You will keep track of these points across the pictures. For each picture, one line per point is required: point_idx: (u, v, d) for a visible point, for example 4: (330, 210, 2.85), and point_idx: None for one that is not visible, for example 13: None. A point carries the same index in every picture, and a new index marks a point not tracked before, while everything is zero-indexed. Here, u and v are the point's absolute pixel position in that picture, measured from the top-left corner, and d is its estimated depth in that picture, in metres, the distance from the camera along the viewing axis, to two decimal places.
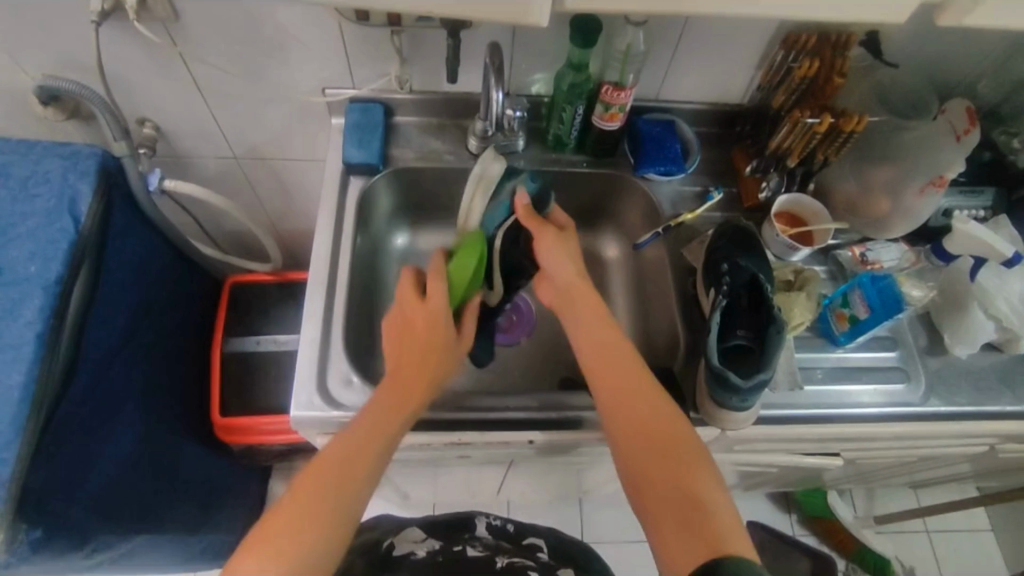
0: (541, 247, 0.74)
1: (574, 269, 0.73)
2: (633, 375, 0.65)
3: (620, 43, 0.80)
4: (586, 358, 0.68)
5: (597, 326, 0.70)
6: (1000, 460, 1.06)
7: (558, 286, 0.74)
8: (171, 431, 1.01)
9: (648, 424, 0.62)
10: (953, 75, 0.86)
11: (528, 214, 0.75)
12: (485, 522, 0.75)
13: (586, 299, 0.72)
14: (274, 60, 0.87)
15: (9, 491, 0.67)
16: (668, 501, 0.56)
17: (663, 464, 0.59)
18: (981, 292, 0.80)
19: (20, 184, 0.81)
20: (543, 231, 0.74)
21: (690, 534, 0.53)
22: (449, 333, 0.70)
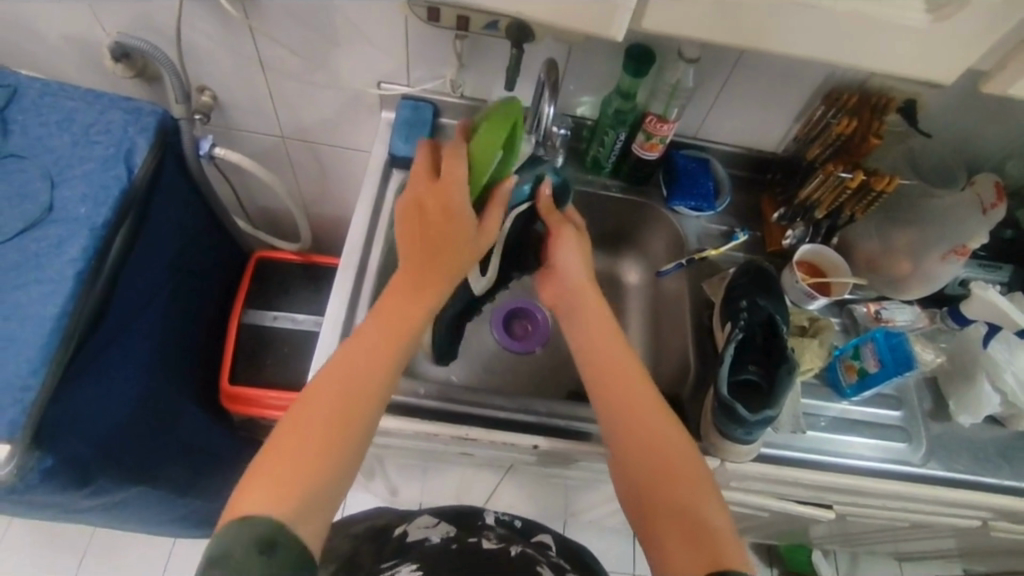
0: (556, 244, 0.78)
1: (584, 267, 0.78)
2: (640, 391, 0.67)
3: (670, 76, 0.84)
4: (590, 367, 0.70)
5: (599, 336, 0.72)
6: (990, 539, 1.06)
7: (564, 285, 0.78)
8: (180, 390, 1.03)
9: (653, 439, 0.63)
10: (983, 151, 0.89)
11: (549, 208, 0.80)
12: (493, 515, 0.78)
13: (587, 303, 0.75)
14: (338, 49, 0.91)
15: (27, 417, 0.70)
16: (673, 515, 0.58)
17: (663, 482, 0.60)
18: (991, 364, 0.81)
19: (82, 131, 0.85)
20: (562, 231, 0.78)
21: (693, 547, 0.55)
22: (469, 222, 0.68)
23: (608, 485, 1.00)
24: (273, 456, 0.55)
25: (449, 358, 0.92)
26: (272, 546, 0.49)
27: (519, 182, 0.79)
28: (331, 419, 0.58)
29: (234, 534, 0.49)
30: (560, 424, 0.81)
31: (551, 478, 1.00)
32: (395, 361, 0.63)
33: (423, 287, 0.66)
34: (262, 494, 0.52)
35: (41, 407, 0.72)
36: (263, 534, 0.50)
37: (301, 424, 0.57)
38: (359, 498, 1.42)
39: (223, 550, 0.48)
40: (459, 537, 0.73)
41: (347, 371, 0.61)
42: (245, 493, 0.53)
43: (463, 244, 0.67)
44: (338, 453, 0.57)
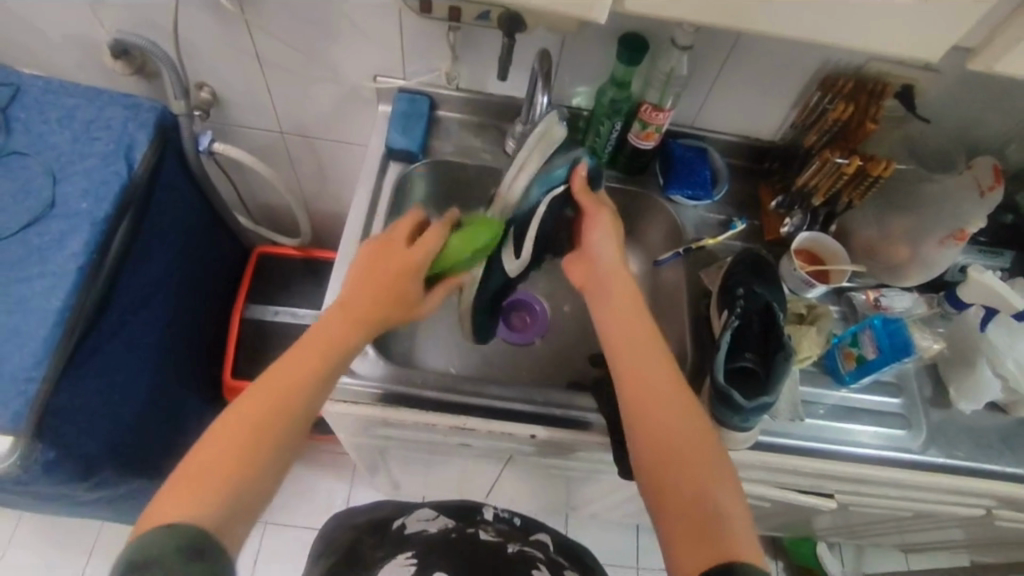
0: (592, 226, 0.76)
1: (617, 251, 0.75)
2: (660, 374, 0.66)
3: (664, 64, 0.84)
4: (614, 351, 0.69)
5: (625, 317, 0.70)
6: (995, 528, 1.05)
7: (598, 270, 0.75)
8: (182, 384, 1.04)
9: (670, 424, 0.63)
10: (983, 136, 0.88)
11: (583, 191, 0.76)
12: (492, 512, 0.74)
13: (619, 286, 0.73)
14: (334, 43, 0.91)
15: (31, 407, 0.71)
16: (682, 505, 0.58)
17: (679, 469, 0.60)
18: (990, 348, 0.81)
19: (83, 127, 0.86)
20: (597, 213, 0.76)
21: (703, 540, 0.55)
22: (413, 292, 0.70)
23: (607, 477, 1.00)
24: (198, 463, 0.56)
25: (447, 350, 0.92)
26: (199, 556, 0.50)
27: (553, 167, 0.76)
28: (268, 425, 0.58)
29: (159, 540, 0.49)
30: (557, 414, 0.81)
31: (550, 469, 1.00)
32: (336, 365, 0.64)
33: (372, 299, 0.67)
34: (182, 502, 0.53)
35: (45, 398, 0.73)
36: (193, 541, 0.50)
37: (231, 427, 0.57)
38: (361, 493, 1.43)
39: (146, 559, 0.48)
40: (458, 527, 0.73)
41: (287, 375, 0.61)
42: (161, 501, 0.53)
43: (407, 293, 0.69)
44: (267, 456, 0.58)
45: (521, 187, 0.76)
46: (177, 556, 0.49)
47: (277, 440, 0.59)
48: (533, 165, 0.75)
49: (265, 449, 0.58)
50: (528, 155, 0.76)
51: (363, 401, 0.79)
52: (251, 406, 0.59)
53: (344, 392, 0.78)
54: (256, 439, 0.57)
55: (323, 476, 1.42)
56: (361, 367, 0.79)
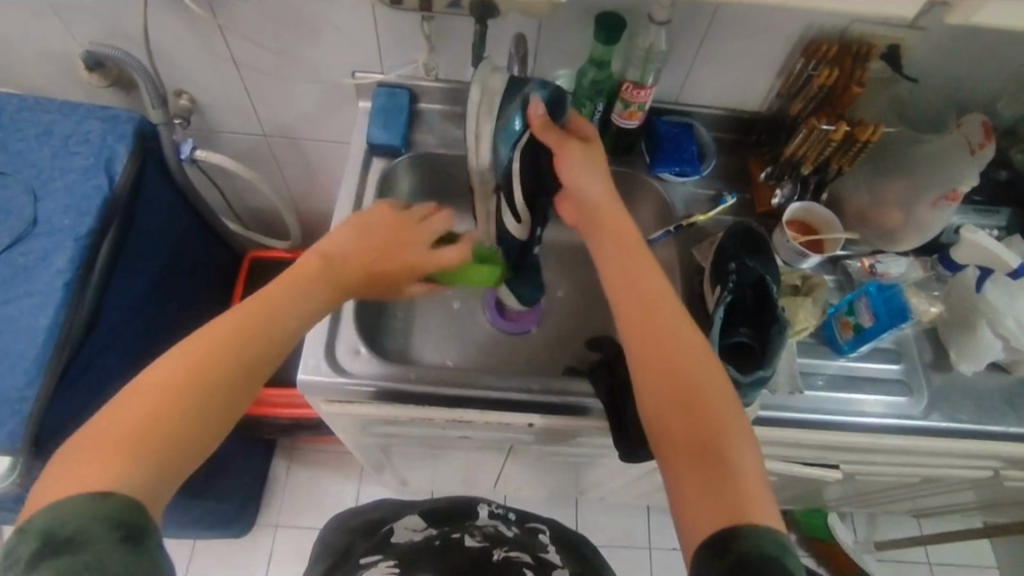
0: (564, 160, 0.71)
1: (600, 185, 0.71)
2: (666, 316, 0.62)
3: (642, 42, 0.82)
4: (619, 294, 0.64)
5: (626, 260, 0.66)
6: (1004, 489, 1.04)
7: (586, 207, 0.71)
8: None
9: (683, 370, 0.58)
10: (974, 93, 0.87)
11: (545, 126, 0.71)
12: (487, 510, 0.74)
13: (617, 223, 0.69)
14: (308, 40, 0.90)
15: (26, 426, 0.72)
16: (693, 456, 0.54)
17: (691, 420, 0.56)
18: (990, 309, 0.80)
19: (61, 142, 0.86)
20: (568, 147, 0.72)
21: (713, 496, 0.52)
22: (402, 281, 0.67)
23: (610, 460, 1.00)
24: (129, 420, 0.49)
25: (442, 342, 0.92)
26: (133, 535, 0.44)
27: (508, 118, 0.71)
28: (216, 374, 0.52)
29: (85, 508, 0.43)
30: (553, 401, 0.80)
31: (553, 457, 1.00)
32: (297, 305, 0.59)
33: (360, 259, 0.64)
34: (109, 465, 0.46)
35: (40, 416, 0.74)
36: (125, 515, 0.44)
37: (166, 379, 0.51)
38: (370, 490, 1.43)
39: (67, 536, 0.42)
40: (442, 533, 0.69)
41: (245, 319, 0.56)
42: (83, 462, 0.46)
43: (393, 292, 0.68)
44: (215, 410, 0.52)
45: (487, 151, 0.72)
46: (105, 537, 0.43)
47: (228, 390, 0.53)
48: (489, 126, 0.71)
49: (199, 402, 0.51)
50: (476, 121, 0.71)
51: (358, 400, 0.79)
52: (196, 357, 0.53)
53: (340, 392, 0.78)
54: (198, 392, 0.51)
55: (332, 476, 1.43)
56: (355, 365, 0.78)
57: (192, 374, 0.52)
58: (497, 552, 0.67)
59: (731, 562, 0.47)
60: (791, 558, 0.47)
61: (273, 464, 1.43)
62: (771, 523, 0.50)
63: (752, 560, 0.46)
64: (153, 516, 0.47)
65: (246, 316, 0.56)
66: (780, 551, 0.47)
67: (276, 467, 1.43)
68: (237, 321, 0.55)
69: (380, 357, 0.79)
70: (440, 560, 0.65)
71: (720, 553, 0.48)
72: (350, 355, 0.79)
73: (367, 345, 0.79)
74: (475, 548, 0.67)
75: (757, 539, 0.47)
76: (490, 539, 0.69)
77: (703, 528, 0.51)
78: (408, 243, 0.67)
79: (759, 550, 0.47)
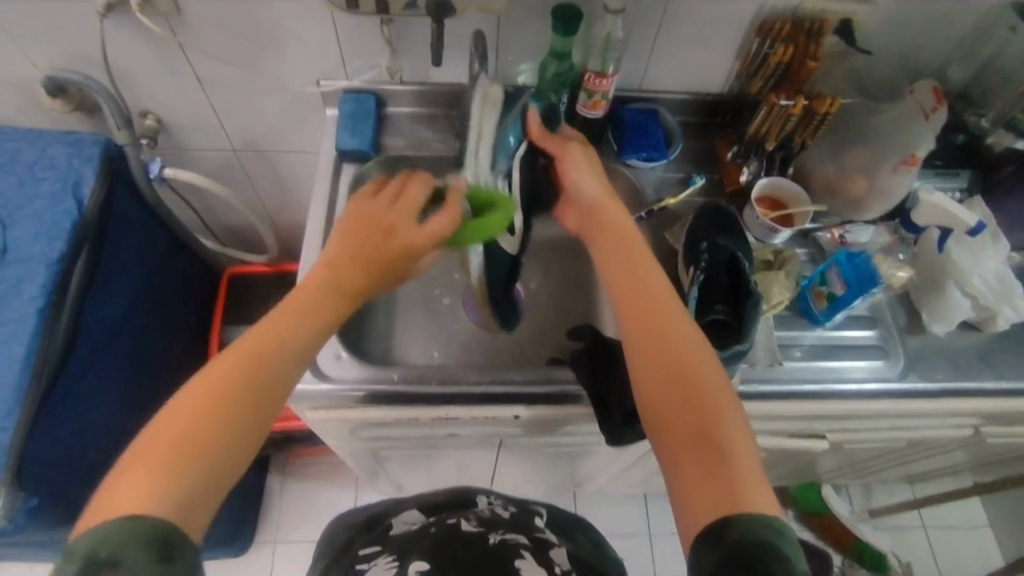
0: (568, 164, 0.75)
1: (599, 182, 0.74)
2: (666, 310, 0.61)
3: (599, 31, 0.83)
4: (616, 290, 0.65)
5: (621, 260, 0.66)
6: (989, 447, 1.06)
7: (586, 208, 0.72)
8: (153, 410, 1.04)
9: (677, 357, 0.58)
10: (926, 60, 0.90)
11: (544, 136, 0.77)
12: (485, 500, 0.73)
13: (613, 226, 0.69)
14: (268, 50, 0.90)
15: (7, 457, 0.72)
16: (688, 443, 0.53)
17: (686, 408, 0.55)
18: (958, 270, 0.81)
19: (26, 169, 0.85)
20: (567, 152, 0.75)
21: (712, 482, 0.51)
22: (410, 235, 0.64)
23: (602, 449, 1.01)
24: (158, 443, 0.48)
25: (425, 343, 0.92)
26: (169, 557, 0.43)
27: (505, 129, 0.76)
28: (237, 396, 0.52)
29: (127, 532, 0.43)
30: (540, 391, 0.80)
31: (545, 449, 1.00)
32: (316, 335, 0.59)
33: (354, 244, 0.64)
34: (143, 492, 0.45)
35: (21, 445, 0.73)
36: (164, 537, 0.44)
37: (187, 405, 0.50)
38: (369, 499, 1.43)
39: (107, 555, 0.41)
40: (438, 521, 0.66)
41: (260, 342, 0.56)
42: (120, 484, 0.46)
43: (406, 273, 0.66)
44: (237, 436, 0.51)
45: (487, 160, 0.75)
46: (142, 561, 0.42)
47: (247, 417, 0.52)
48: (489, 134, 0.75)
49: (219, 428, 0.50)
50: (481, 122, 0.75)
51: (343, 405, 0.79)
52: (222, 382, 0.52)
53: (325, 399, 0.78)
54: (208, 419, 0.50)
55: (328, 487, 1.43)
56: (337, 370, 0.78)
57: (218, 400, 0.51)
58: (493, 535, 0.63)
59: (722, 548, 0.46)
60: (787, 545, 0.46)
61: (268, 482, 1.42)
62: (768, 510, 0.49)
63: (746, 546, 0.45)
64: (191, 533, 0.46)
65: (270, 341, 0.56)
66: (773, 537, 0.46)
67: (272, 485, 1.42)
68: (249, 346, 0.55)
69: (362, 360, 0.80)
70: (441, 543, 0.61)
71: (711, 539, 0.47)
72: (332, 361, 0.79)
73: (349, 349, 0.80)
74: (471, 531, 0.63)
75: (751, 526, 0.47)
76: (486, 522, 0.66)
77: (699, 515, 0.50)
78: (394, 224, 0.65)
79: (754, 537, 0.46)
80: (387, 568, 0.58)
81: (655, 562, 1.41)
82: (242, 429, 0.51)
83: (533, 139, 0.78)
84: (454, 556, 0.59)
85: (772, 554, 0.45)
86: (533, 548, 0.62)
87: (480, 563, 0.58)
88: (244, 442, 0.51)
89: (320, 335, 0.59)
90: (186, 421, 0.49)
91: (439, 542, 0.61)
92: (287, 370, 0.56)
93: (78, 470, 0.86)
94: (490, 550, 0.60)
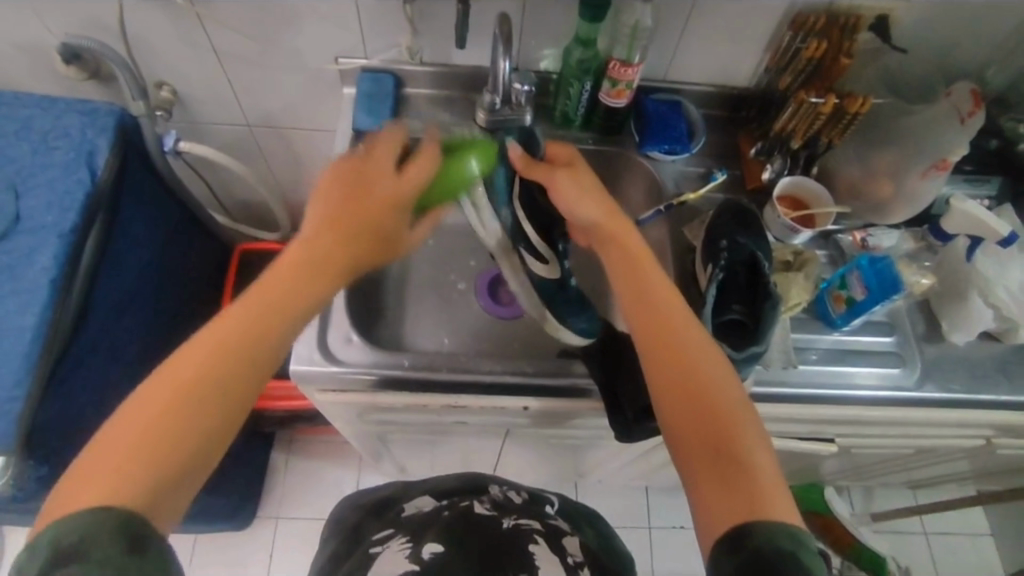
0: (556, 195, 0.70)
1: (596, 202, 0.69)
2: (677, 314, 0.61)
3: (628, 19, 0.80)
4: (626, 293, 0.64)
5: (628, 259, 0.65)
6: (998, 458, 1.05)
7: (586, 226, 0.69)
8: None
9: (693, 368, 0.57)
10: (962, 62, 0.87)
11: (528, 164, 0.73)
12: (499, 487, 0.72)
13: (620, 225, 0.68)
14: (286, 25, 0.88)
15: (16, 426, 0.72)
16: (705, 452, 0.53)
17: (699, 418, 0.54)
18: (981, 279, 0.80)
19: (40, 138, 0.84)
20: (556, 176, 0.71)
21: (728, 491, 0.50)
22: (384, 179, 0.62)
23: (608, 442, 1.00)
24: (123, 434, 0.46)
25: (436, 329, 0.91)
26: (138, 548, 0.42)
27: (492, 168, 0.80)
28: (217, 377, 0.49)
29: (89, 524, 0.41)
30: (550, 382, 0.80)
31: (551, 440, 1.00)
32: (297, 312, 0.54)
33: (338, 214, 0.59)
34: (102, 481, 0.44)
35: (31, 415, 0.74)
36: (126, 529, 0.42)
37: (149, 408, 0.47)
38: (372, 480, 1.44)
39: (73, 545, 0.41)
40: (454, 505, 0.65)
41: (243, 324, 0.52)
42: (83, 477, 0.44)
43: (393, 238, 0.63)
44: (214, 422, 0.49)
45: (489, 216, 0.80)
46: (110, 547, 0.41)
47: (225, 402, 0.49)
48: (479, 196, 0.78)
49: (200, 421, 0.48)
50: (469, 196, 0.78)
51: (352, 389, 0.79)
52: (190, 376, 0.49)
53: (334, 382, 0.77)
54: (179, 406, 0.48)
55: (330, 465, 1.43)
56: (348, 353, 0.78)
57: (189, 387, 0.48)
58: (506, 520, 0.63)
59: (744, 558, 0.46)
60: (807, 553, 0.45)
61: (272, 458, 1.43)
62: (787, 519, 0.48)
63: (764, 555, 0.45)
64: (156, 523, 0.45)
65: (241, 315, 0.52)
66: (794, 545, 0.46)
67: (275, 461, 1.43)
68: (222, 331, 0.51)
69: (373, 345, 0.79)
70: (455, 528, 0.60)
71: (733, 549, 0.47)
72: (342, 345, 0.78)
73: (359, 333, 0.79)
74: (486, 515, 0.64)
75: (770, 535, 0.46)
76: (499, 506, 0.66)
77: (718, 523, 0.49)
78: (371, 177, 0.62)
79: (774, 546, 0.45)
80: (400, 556, 0.58)
81: (653, 553, 1.42)
82: (218, 412, 0.49)
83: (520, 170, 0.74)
84: (468, 545, 0.58)
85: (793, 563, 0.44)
86: (546, 533, 0.62)
87: (494, 547, 0.58)
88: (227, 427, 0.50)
89: (303, 316, 0.55)
90: (158, 410, 0.47)
91: (453, 527, 0.60)
92: (273, 351, 0.53)
93: (86, 440, 0.86)
94: (506, 534, 0.60)
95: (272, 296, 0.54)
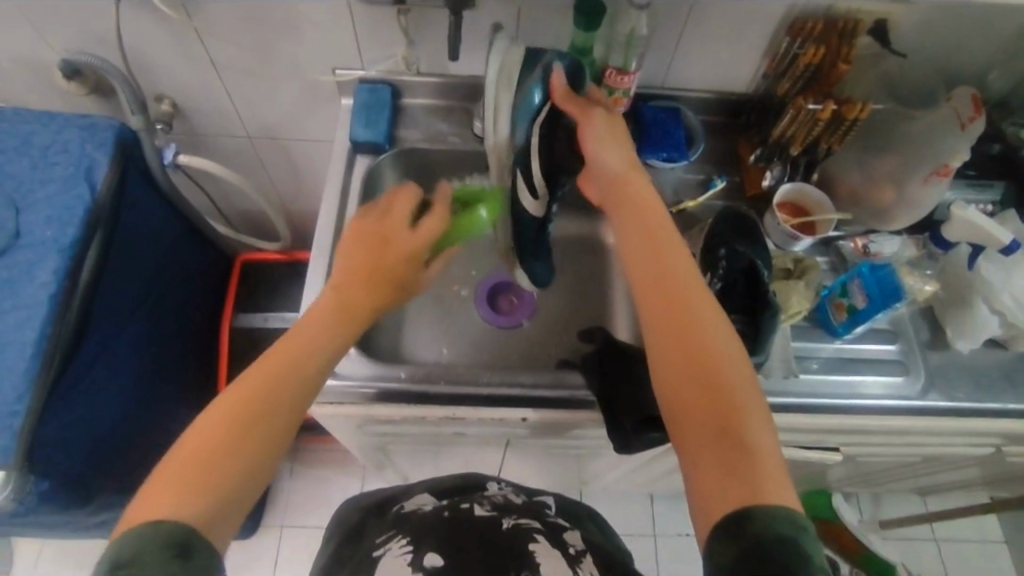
0: (585, 129, 0.69)
1: (620, 157, 0.68)
2: (688, 289, 0.59)
3: (624, 27, 0.80)
4: (636, 265, 0.62)
5: (638, 231, 0.63)
6: (1007, 465, 1.04)
7: (608, 178, 0.68)
8: (165, 397, 1.05)
9: (702, 349, 0.56)
10: (964, 66, 0.86)
11: (567, 97, 0.70)
12: (497, 486, 0.72)
13: (636, 193, 0.66)
14: (283, 37, 0.88)
15: (17, 441, 0.72)
16: (708, 435, 0.52)
17: (704, 399, 0.53)
18: (986, 288, 0.78)
19: (40, 153, 0.84)
20: (589, 119, 0.69)
21: (730, 475, 0.50)
22: (403, 242, 0.67)
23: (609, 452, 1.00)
24: (186, 452, 0.49)
25: (435, 339, 0.91)
26: (187, 553, 0.44)
27: (526, 91, 0.72)
28: (262, 402, 0.53)
29: (148, 536, 0.43)
30: (548, 393, 0.80)
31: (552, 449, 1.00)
32: (330, 354, 0.59)
33: (362, 262, 0.65)
34: (164, 497, 0.47)
35: (31, 430, 0.74)
36: (180, 537, 0.44)
37: (208, 439, 0.50)
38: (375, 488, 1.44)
39: (134, 554, 0.42)
40: (451, 504, 0.64)
41: (285, 357, 0.56)
42: (148, 495, 0.47)
43: (410, 285, 0.68)
44: (258, 443, 0.51)
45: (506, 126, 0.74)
46: (157, 558, 0.42)
47: (271, 425, 0.52)
48: (505, 104, 0.73)
49: (249, 439, 0.51)
50: (497, 97, 0.73)
51: (350, 402, 0.78)
52: (243, 401, 0.52)
53: (332, 395, 0.77)
54: (234, 427, 0.51)
55: (334, 473, 1.44)
56: (345, 366, 0.78)
57: (238, 412, 0.51)
58: (506, 520, 0.63)
59: (743, 544, 0.45)
60: (809, 541, 0.45)
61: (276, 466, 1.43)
62: (790, 505, 0.47)
63: (764, 542, 0.44)
64: (212, 539, 0.47)
65: (283, 353, 0.56)
66: (797, 533, 0.45)
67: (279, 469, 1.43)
68: (270, 365, 0.55)
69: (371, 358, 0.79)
70: (454, 531, 0.60)
71: (731, 534, 0.46)
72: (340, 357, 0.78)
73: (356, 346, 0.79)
74: (485, 516, 0.63)
75: (771, 521, 0.45)
76: (500, 508, 0.65)
77: (718, 506, 0.49)
78: (389, 235, 0.67)
79: (774, 531, 0.45)
80: (400, 562, 0.57)
81: (658, 561, 1.41)
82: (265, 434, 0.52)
83: (558, 99, 0.71)
84: (465, 549, 0.58)
85: (792, 551, 0.43)
86: (547, 532, 0.62)
87: (494, 542, 0.59)
88: (266, 445, 0.52)
89: (335, 350, 0.59)
90: (217, 432, 0.50)
91: (449, 534, 0.59)
92: (309, 378, 0.56)
93: (86, 453, 0.86)
94: (503, 536, 0.60)
95: (314, 335, 0.59)
